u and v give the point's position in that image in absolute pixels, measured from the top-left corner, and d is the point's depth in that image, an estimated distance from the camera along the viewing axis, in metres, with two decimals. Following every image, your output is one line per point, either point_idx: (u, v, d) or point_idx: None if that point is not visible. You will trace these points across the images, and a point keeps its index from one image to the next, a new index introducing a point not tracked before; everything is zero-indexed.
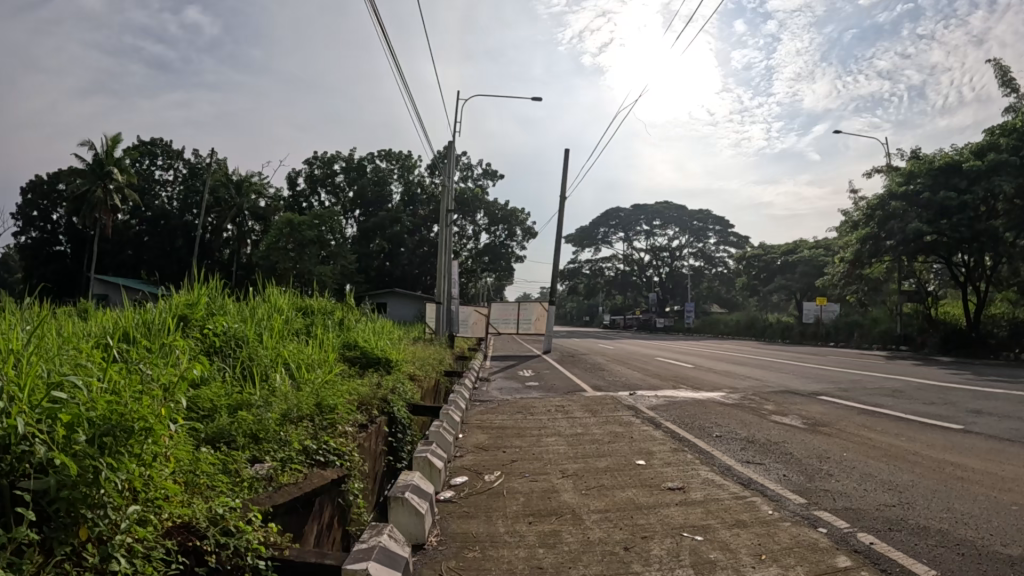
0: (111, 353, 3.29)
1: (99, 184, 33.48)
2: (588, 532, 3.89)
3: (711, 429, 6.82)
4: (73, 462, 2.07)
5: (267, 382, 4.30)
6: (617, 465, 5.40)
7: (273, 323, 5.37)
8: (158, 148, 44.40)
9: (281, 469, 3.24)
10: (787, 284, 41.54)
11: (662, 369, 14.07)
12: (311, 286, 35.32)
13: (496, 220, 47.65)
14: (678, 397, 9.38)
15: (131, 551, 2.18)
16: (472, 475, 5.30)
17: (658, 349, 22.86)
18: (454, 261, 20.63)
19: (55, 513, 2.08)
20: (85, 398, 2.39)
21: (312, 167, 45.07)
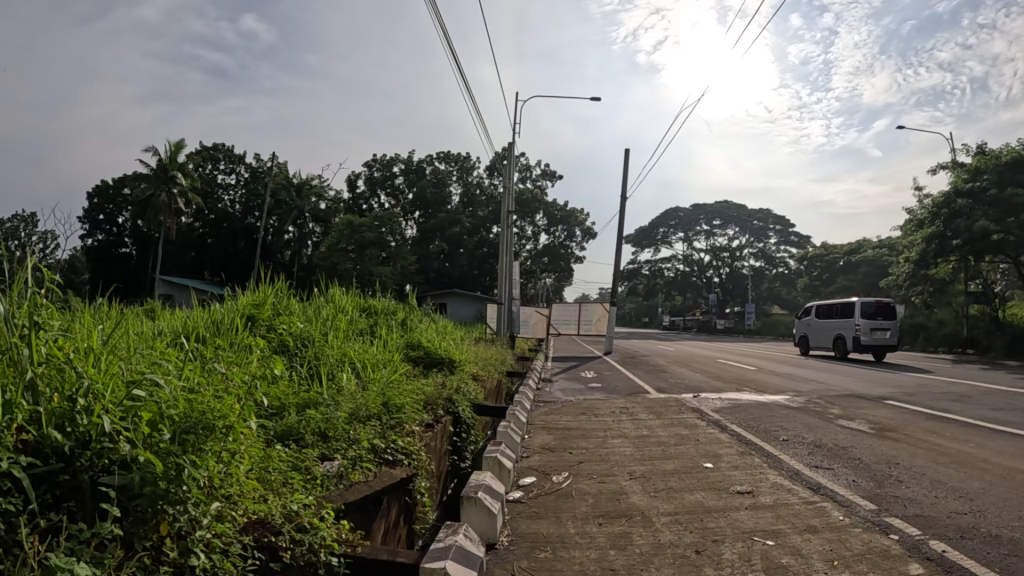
0: (186, 351, 3.42)
1: (162, 188, 34.57)
2: (658, 534, 3.88)
3: (778, 432, 6.72)
4: (159, 459, 2.16)
5: (333, 380, 4.39)
6: (684, 468, 5.36)
7: (338, 322, 5.49)
8: (219, 153, 45.61)
9: (351, 468, 3.31)
10: (851, 285, 40.37)
11: (726, 372, 13.90)
12: (372, 287, 35.83)
13: (556, 220, 47.70)
14: (743, 399, 9.28)
15: (210, 546, 2.25)
16: (539, 475, 5.33)
17: (721, 351, 22.57)
18: (515, 261, 20.77)
19: (140, 510, 2.15)
20: (164, 396, 2.47)
21: (372, 170, 46.04)
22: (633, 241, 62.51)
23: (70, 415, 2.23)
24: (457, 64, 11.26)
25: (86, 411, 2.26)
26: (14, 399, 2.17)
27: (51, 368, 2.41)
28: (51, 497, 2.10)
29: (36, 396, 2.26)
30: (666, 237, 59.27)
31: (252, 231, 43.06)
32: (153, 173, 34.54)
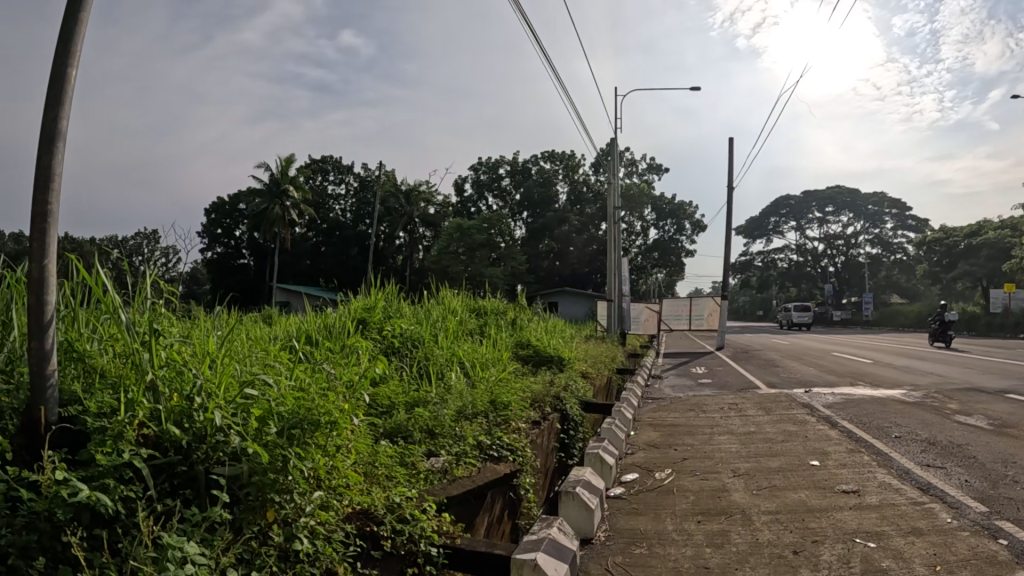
0: (300, 353, 3.61)
1: (276, 202, 36.56)
2: (757, 533, 3.78)
3: (890, 428, 6.37)
4: (266, 450, 2.28)
5: (442, 380, 4.50)
6: (790, 465, 5.20)
7: (448, 323, 5.64)
8: (329, 165, 47.67)
9: (457, 462, 3.38)
10: (972, 270, 37.55)
11: (840, 365, 13.26)
12: (483, 289, 36.54)
13: (664, 214, 47.06)
14: (855, 394, 8.86)
15: (313, 533, 2.34)
16: (643, 471, 5.30)
17: (840, 344, 21.49)
18: (624, 257, 20.65)
19: (250, 498, 2.29)
20: (274, 393, 2.63)
21: (479, 173, 47.11)
22: (743, 232, 60.48)
23: (187, 413, 2.42)
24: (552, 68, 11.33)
25: (201, 408, 2.43)
26: (136, 397, 2.37)
27: (170, 370, 2.61)
28: (171, 486, 2.28)
29: (156, 395, 2.45)
30: (779, 227, 57.02)
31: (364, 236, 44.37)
32: (267, 188, 36.57)
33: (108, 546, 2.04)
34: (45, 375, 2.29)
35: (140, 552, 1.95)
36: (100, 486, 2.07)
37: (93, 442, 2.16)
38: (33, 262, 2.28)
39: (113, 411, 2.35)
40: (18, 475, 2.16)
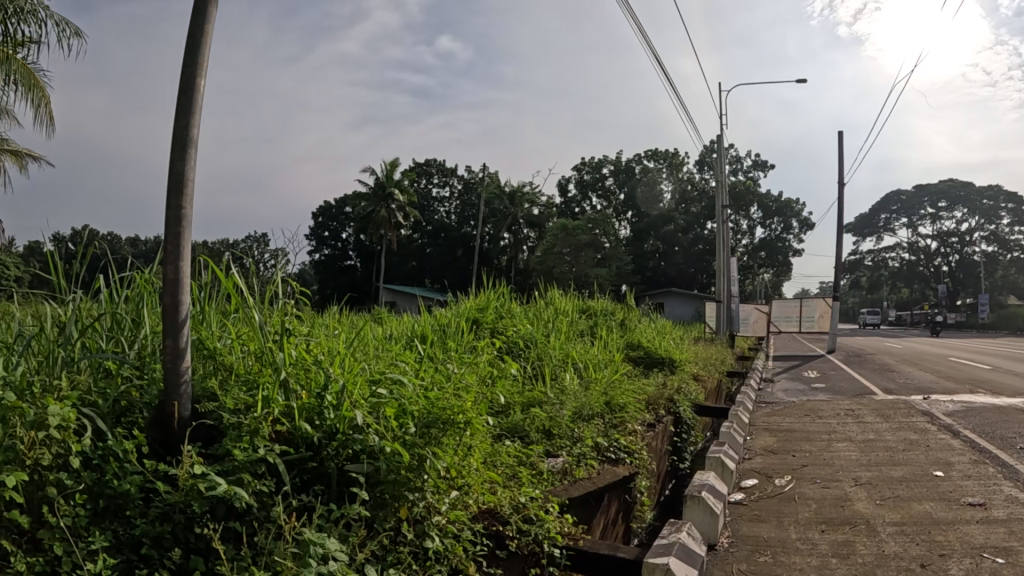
0: (421, 352, 3.68)
1: (382, 205, 37.52)
2: (882, 544, 3.63)
3: (1018, 439, 6.00)
4: (405, 449, 2.32)
5: (557, 380, 4.53)
6: (913, 475, 4.96)
7: (559, 324, 5.66)
8: (433, 169, 49.06)
9: (576, 464, 3.40)
10: None
11: (961, 371, 12.59)
12: (589, 289, 36.47)
13: (771, 213, 46.09)
14: (979, 402, 8.39)
15: (443, 531, 2.37)
16: (761, 477, 5.16)
17: (967, 347, 20.43)
18: (733, 257, 20.35)
19: (381, 494, 2.32)
20: (406, 392, 2.67)
21: (582, 173, 47.53)
22: (853, 230, 58.69)
23: (319, 410, 2.47)
24: (660, 66, 11.25)
25: (334, 406, 2.49)
26: (271, 394, 2.44)
27: (300, 368, 2.68)
28: (301, 481, 2.33)
29: (289, 393, 2.51)
30: (890, 224, 54.99)
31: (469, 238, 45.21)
32: (374, 191, 37.65)
33: (243, 538, 2.10)
34: (179, 371, 2.37)
35: (279, 545, 1.99)
36: (236, 480, 2.13)
37: (232, 438, 2.23)
38: (167, 264, 2.37)
39: (248, 408, 2.42)
40: (154, 467, 2.25)
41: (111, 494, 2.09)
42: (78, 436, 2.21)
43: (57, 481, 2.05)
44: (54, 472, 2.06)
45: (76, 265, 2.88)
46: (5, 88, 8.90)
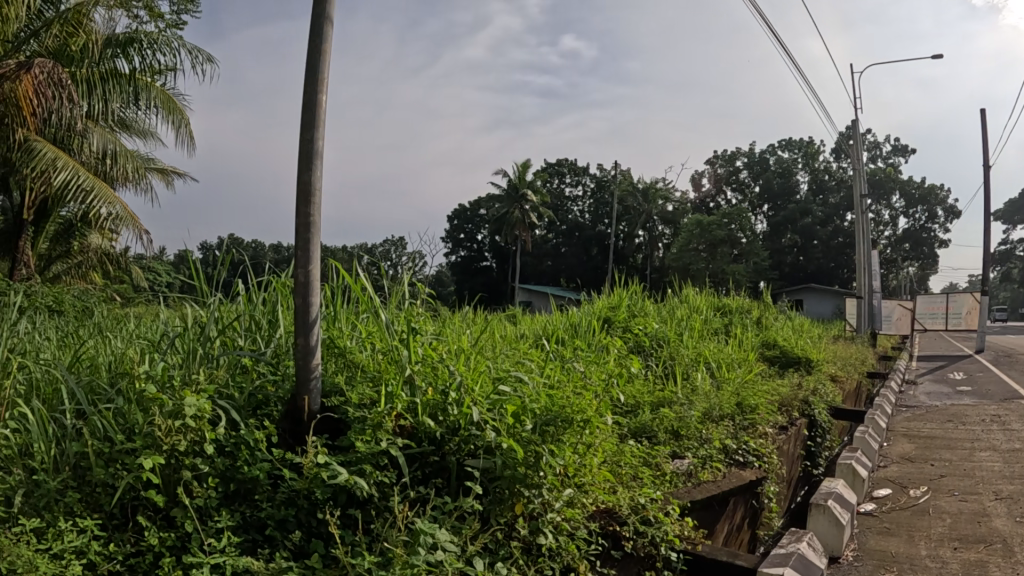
0: (549, 350, 3.66)
1: (516, 206, 38.38)
2: (1021, 567, 3.31)
3: None
4: (521, 446, 2.29)
5: (688, 380, 4.40)
6: None
7: (693, 323, 5.49)
8: (565, 169, 50.32)
9: (701, 466, 3.31)
10: None
11: None
12: (726, 286, 35.47)
13: (914, 201, 43.22)
14: None
15: (558, 528, 2.34)
16: (895, 488, 4.84)
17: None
18: (874, 249, 19.29)
19: (499, 490, 2.33)
20: (528, 390, 2.64)
21: (716, 167, 47.47)
22: (1002, 219, 54.23)
23: (442, 406, 2.46)
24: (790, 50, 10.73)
25: (456, 403, 2.47)
26: (395, 390, 2.43)
27: (426, 365, 2.67)
28: (422, 474, 2.38)
29: (413, 389, 2.51)
30: None
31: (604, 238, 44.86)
32: (508, 194, 38.57)
33: (361, 526, 2.19)
34: (309, 367, 2.43)
35: (392, 534, 2.05)
36: (358, 471, 2.19)
37: (356, 430, 2.27)
38: (298, 266, 2.44)
39: (373, 402, 2.43)
40: (283, 456, 2.36)
41: (240, 479, 2.25)
42: (215, 426, 2.34)
43: (193, 465, 2.22)
44: (189, 457, 2.22)
45: (218, 270, 2.98)
46: (149, 114, 9.38)
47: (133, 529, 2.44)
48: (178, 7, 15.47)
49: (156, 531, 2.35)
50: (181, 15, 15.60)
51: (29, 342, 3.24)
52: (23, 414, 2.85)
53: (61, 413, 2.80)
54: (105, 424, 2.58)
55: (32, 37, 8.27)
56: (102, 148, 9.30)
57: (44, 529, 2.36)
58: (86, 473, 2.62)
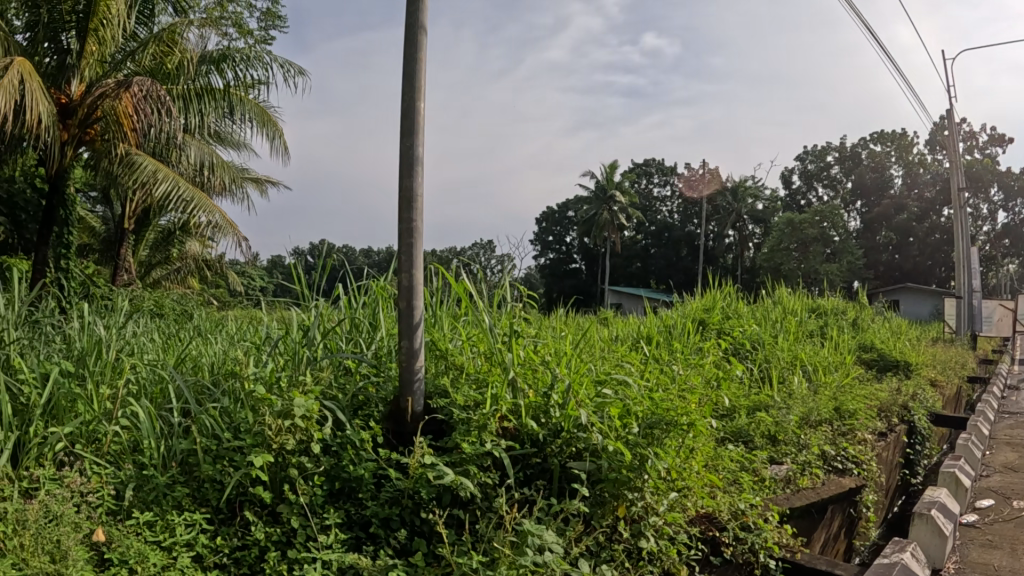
0: (645, 352, 3.65)
1: (605, 208, 40.14)
2: None
3: None
4: (627, 448, 2.28)
5: (784, 384, 4.29)
6: None
7: (788, 325, 5.36)
8: (653, 168, 52.20)
9: (800, 472, 3.23)
10: None
11: None
12: (819, 286, 34.29)
13: (1013, 194, 40.91)
14: None
15: (659, 532, 2.32)
16: (1000, 498, 4.58)
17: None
18: (974, 247, 18.39)
19: (602, 492, 2.33)
20: (631, 392, 2.64)
21: (806, 163, 46.84)
22: None
23: (544, 408, 2.49)
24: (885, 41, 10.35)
25: (559, 406, 2.49)
26: (500, 392, 2.46)
27: (528, 368, 2.70)
28: (525, 475, 2.43)
29: (516, 392, 2.54)
30: None
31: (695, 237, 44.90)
32: (595, 194, 40.03)
33: (466, 525, 2.22)
34: (413, 368, 2.47)
35: (499, 535, 2.05)
36: (463, 471, 2.23)
37: (461, 431, 2.31)
38: (401, 270, 2.50)
39: (478, 405, 2.46)
40: (388, 456, 2.42)
41: (345, 478, 2.32)
42: (323, 426, 2.43)
43: (299, 464, 2.31)
44: (296, 456, 2.30)
45: (318, 274, 3.09)
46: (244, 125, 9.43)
47: (240, 522, 2.50)
48: (267, 23, 16.05)
49: (262, 525, 2.43)
50: (270, 31, 16.21)
51: (136, 343, 3.41)
52: (134, 411, 2.99)
53: (167, 411, 2.94)
54: (212, 422, 2.70)
55: (129, 57, 8.23)
56: (200, 160, 9.65)
57: (155, 521, 2.46)
58: (193, 468, 2.72)
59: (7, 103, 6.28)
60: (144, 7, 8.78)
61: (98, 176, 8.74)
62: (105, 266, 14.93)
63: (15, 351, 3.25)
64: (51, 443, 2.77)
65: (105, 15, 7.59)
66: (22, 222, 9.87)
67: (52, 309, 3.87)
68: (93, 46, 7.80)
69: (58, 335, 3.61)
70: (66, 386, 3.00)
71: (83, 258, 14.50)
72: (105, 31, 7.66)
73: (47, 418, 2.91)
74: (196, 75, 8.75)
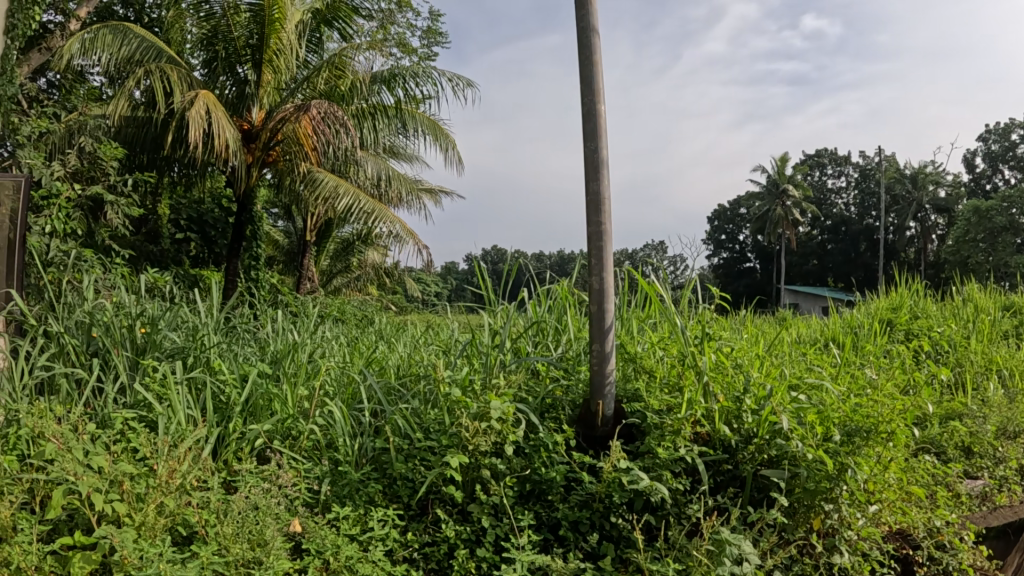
0: (835, 355, 3.59)
1: (777, 203, 42.72)
2: None
3: None
4: (828, 459, 2.30)
5: (980, 390, 3.99)
6: None
7: (983, 324, 4.98)
8: (828, 160, 54.19)
9: (998, 488, 3.09)
10: None
11: None
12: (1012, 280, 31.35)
13: None
14: None
15: (855, 548, 2.37)
16: None
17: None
18: None
19: (798, 503, 2.43)
20: (828, 397, 2.60)
21: (989, 143, 43.86)
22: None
23: (737, 413, 2.57)
24: None
25: (752, 411, 2.54)
26: (694, 397, 2.58)
27: (719, 372, 2.74)
28: (717, 481, 2.56)
29: (710, 396, 2.63)
30: None
31: (871, 230, 44.08)
32: (769, 191, 43.61)
33: (658, 532, 2.39)
34: (604, 372, 2.66)
35: (698, 546, 2.12)
36: (657, 476, 2.36)
37: (656, 435, 2.48)
38: (594, 276, 2.72)
39: (671, 409, 2.60)
40: (579, 458, 2.63)
41: (536, 480, 2.54)
42: (516, 428, 2.64)
43: (492, 465, 2.52)
44: (488, 457, 2.50)
45: (503, 282, 3.34)
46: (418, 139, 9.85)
47: (430, 519, 2.64)
48: (429, 40, 16.80)
49: (451, 524, 2.52)
50: (433, 48, 16.98)
51: (325, 347, 3.67)
52: (327, 411, 3.19)
53: (358, 410, 3.15)
54: (405, 424, 2.91)
55: (306, 84, 8.82)
56: (376, 174, 10.39)
57: (354, 515, 2.61)
58: (384, 465, 2.90)
59: (197, 132, 6.95)
60: (313, 37, 9.38)
61: (282, 194, 9.58)
62: (289, 275, 16.28)
63: (216, 354, 3.56)
64: (250, 438, 2.98)
65: (278, 46, 8.27)
66: (211, 237, 10.90)
67: (247, 316, 4.24)
68: (268, 75, 8.47)
69: (252, 340, 3.94)
70: (263, 386, 3.24)
71: (271, 269, 15.86)
72: (279, 60, 8.32)
73: (247, 414, 3.15)
74: (370, 93, 9.17)
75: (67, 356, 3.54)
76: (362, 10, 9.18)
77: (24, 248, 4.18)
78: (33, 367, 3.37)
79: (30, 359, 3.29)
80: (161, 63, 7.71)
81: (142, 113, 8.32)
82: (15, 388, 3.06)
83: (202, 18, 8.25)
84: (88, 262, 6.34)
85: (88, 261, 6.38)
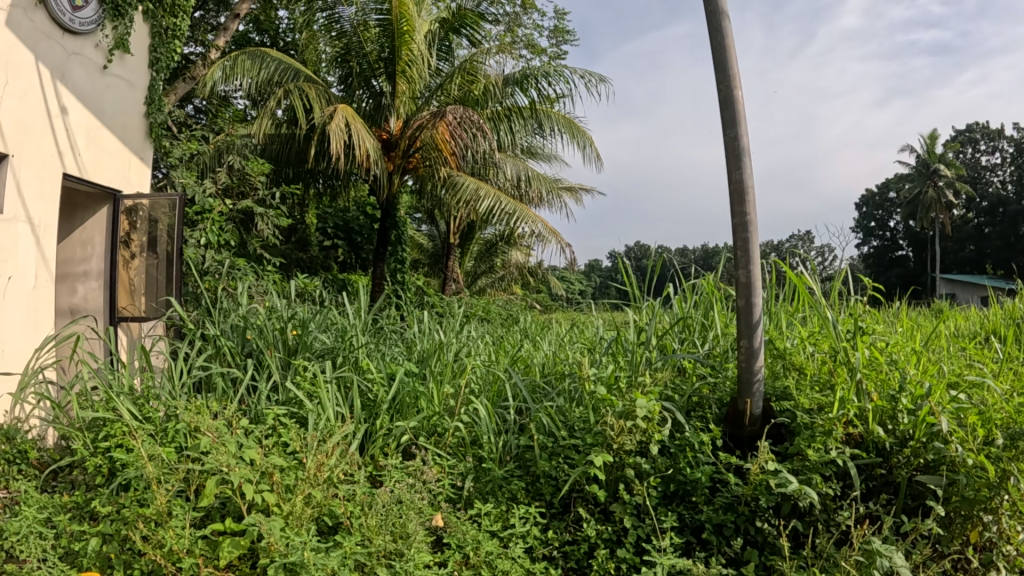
0: (999, 350, 3.36)
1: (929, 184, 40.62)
2: None
3: None
4: (991, 465, 2.16)
5: None
6: None
7: None
8: (978, 134, 49.97)
9: None
10: None
11: None
12: None
13: None
14: None
15: (1013, 563, 2.27)
16: None
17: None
18: None
19: (953, 513, 2.30)
20: (990, 398, 2.44)
21: None
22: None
23: (892, 413, 2.43)
24: None
25: (908, 411, 2.40)
26: (846, 395, 2.47)
27: (873, 369, 2.61)
28: (868, 487, 2.45)
29: (864, 395, 2.51)
30: None
31: None
32: (920, 171, 41.40)
33: (808, 539, 2.32)
34: (753, 369, 2.59)
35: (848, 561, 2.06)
36: (807, 480, 2.30)
37: (806, 436, 2.39)
38: (740, 268, 2.67)
39: (821, 408, 2.54)
40: (726, 459, 2.57)
41: (680, 481, 2.52)
42: (661, 427, 2.61)
43: (636, 465, 2.51)
44: (632, 457, 2.50)
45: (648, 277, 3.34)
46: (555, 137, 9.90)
47: (571, 518, 2.67)
48: (556, 39, 16.92)
49: (593, 523, 2.53)
50: (562, 46, 17.05)
51: (471, 346, 3.79)
52: (472, 408, 3.29)
53: (503, 408, 3.23)
54: (549, 422, 2.96)
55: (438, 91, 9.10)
56: (516, 174, 10.52)
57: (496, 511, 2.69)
58: (528, 462, 2.95)
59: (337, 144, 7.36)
60: (443, 45, 9.64)
61: (424, 199, 9.89)
62: (433, 277, 16.87)
63: (364, 354, 3.73)
64: (396, 435, 3.11)
65: (410, 57, 8.59)
66: (357, 244, 11.48)
67: (394, 317, 4.45)
68: (403, 85, 8.84)
69: (399, 340, 4.12)
70: (410, 384, 3.35)
71: (415, 272, 16.49)
72: (411, 71, 8.67)
73: (394, 412, 3.29)
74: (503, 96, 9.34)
75: (223, 356, 3.81)
76: (489, 16, 9.39)
77: (180, 259, 5.37)
78: (193, 367, 3.64)
79: (189, 361, 3.54)
80: (299, 83, 8.18)
81: (284, 131, 8.80)
82: (174, 388, 3.31)
83: (334, 37, 8.73)
84: (243, 270, 6.86)
85: (241, 270, 6.89)
